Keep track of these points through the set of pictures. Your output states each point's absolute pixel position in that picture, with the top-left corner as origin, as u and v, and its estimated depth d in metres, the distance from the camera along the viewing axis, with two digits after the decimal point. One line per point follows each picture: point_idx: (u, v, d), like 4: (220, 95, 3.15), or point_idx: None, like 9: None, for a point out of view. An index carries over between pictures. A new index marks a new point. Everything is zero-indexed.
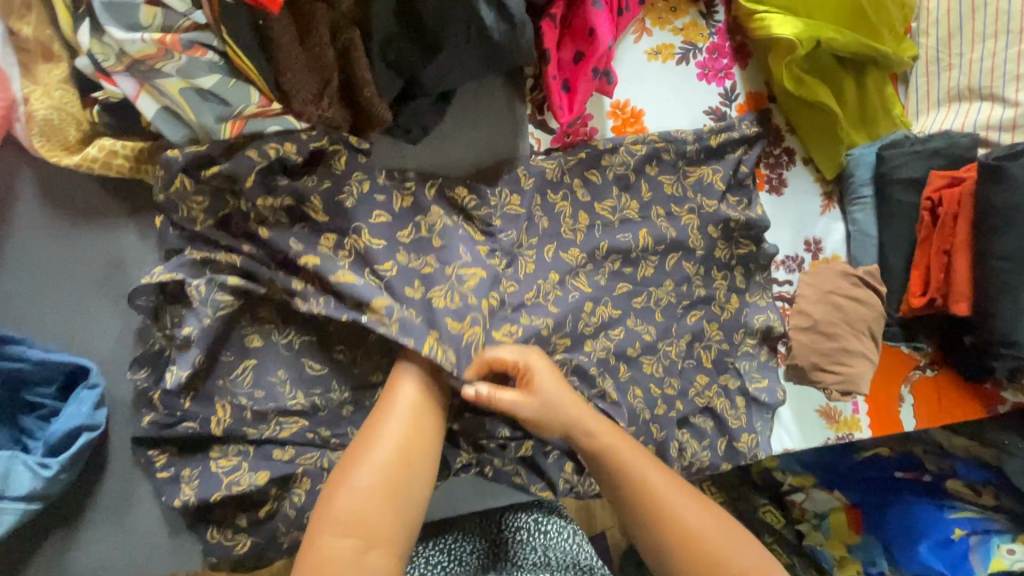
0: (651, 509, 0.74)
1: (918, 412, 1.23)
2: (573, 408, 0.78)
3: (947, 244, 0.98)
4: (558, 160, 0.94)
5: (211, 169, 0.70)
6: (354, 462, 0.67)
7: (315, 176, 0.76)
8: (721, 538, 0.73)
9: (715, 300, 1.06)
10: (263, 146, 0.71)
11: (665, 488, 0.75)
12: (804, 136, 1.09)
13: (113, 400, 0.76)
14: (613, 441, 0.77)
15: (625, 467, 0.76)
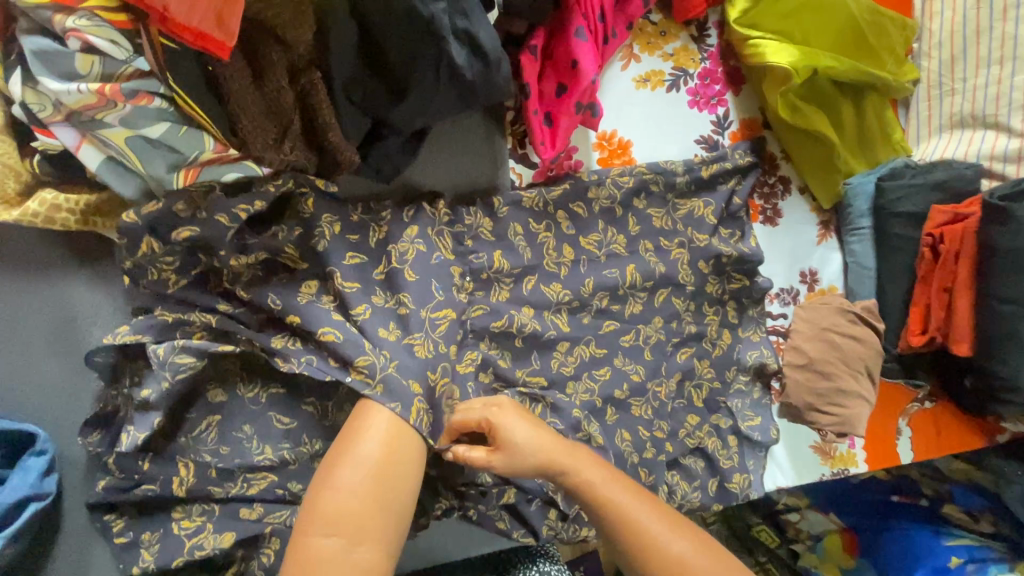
0: (637, 543, 0.68)
1: (917, 445, 1.19)
2: (546, 452, 0.70)
3: (948, 282, 0.95)
4: (539, 191, 0.89)
5: (183, 233, 0.66)
6: (339, 457, 0.65)
7: (287, 225, 0.73)
8: (712, 569, 0.67)
9: (706, 336, 1.02)
10: (231, 209, 0.68)
11: (652, 520, 0.69)
12: (798, 165, 1.04)
13: (67, 463, 0.72)
14: (596, 473, 0.71)
15: (610, 496, 0.70)
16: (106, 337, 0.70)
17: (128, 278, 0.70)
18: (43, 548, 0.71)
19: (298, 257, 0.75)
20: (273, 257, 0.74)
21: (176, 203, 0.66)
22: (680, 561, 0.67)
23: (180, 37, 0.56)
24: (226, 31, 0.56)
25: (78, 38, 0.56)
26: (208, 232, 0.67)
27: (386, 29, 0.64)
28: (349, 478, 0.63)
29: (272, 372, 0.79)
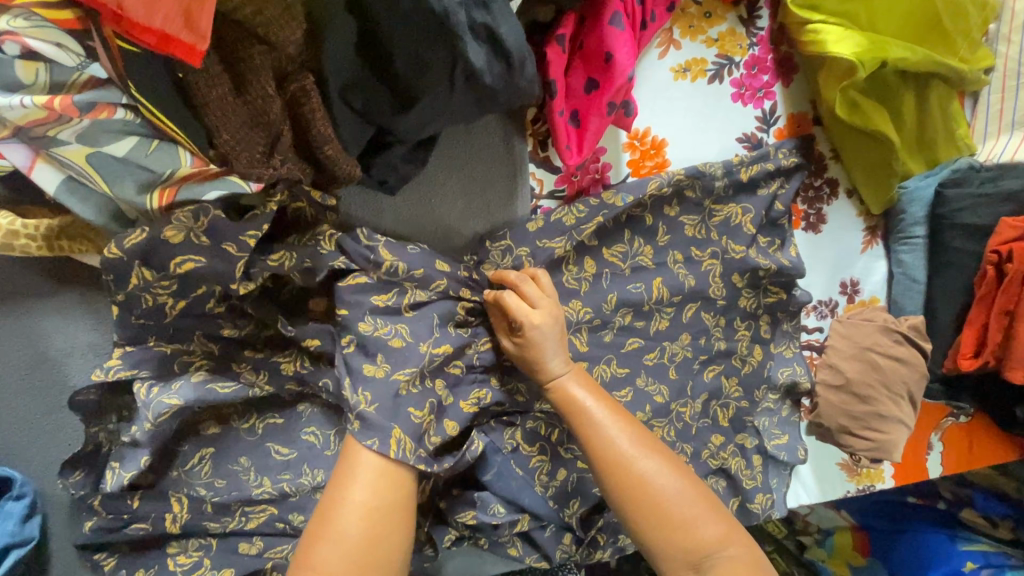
0: (604, 459, 0.68)
1: (947, 460, 1.13)
2: (561, 361, 0.72)
3: (1010, 305, 0.85)
4: (568, 235, 0.79)
5: (184, 266, 0.58)
6: (318, 535, 0.58)
7: (293, 254, 0.65)
8: (683, 500, 0.67)
9: (736, 353, 0.94)
10: (239, 236, 0.59)
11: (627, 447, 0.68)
12: (849, 166, 0.94)
13: (50, 501, 0.67)
14: (580, 396, 0.71)
15: (585, 416, 0.70)
16: (95, 373, 0.64)
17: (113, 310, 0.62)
18: None
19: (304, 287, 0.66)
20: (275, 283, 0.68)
21: (165, 229, 0.57)
22: (648, 485, 0.67)
23: (142, 41, 0.46)
24: (195, 31, 0.46)
25: (16, 42, 0.47)
26: (212, 262, 0.59)
27: (393, 28, 0.54)
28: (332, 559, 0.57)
29: (272, 401, 0.73)
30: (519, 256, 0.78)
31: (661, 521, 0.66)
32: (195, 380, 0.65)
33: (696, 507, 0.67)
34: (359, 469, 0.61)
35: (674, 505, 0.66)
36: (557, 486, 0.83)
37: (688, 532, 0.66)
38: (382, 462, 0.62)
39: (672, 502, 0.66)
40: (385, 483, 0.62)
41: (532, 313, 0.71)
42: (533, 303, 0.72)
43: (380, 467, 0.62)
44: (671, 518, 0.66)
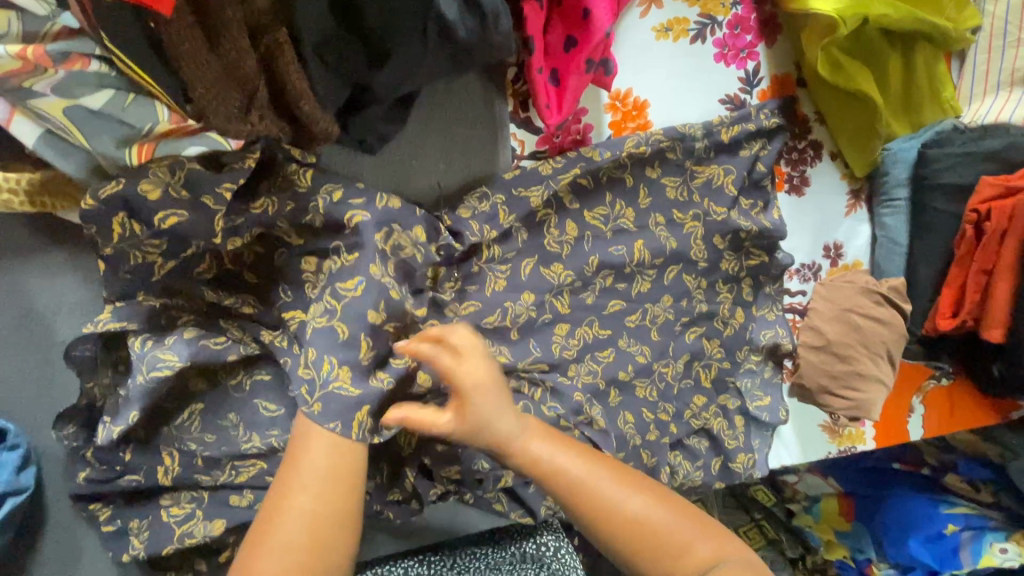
0: (590, 508, 0.64)
1: (928, 422, 1.16)
2: (517, 418, 0.66)
3: (989, 264, 0.85)
4: (545, 183, 0.80)
5: (168, 220, 0.61)
6: (256, 545, 0.57)
7: (277, 199, 0.67)
8: (678, 522, 0.65)
9: (718, 315, 0.95)
10: (215, 188, 0.62)
11: (611, 490, 0.65)
12: (834, 128, 0.94)
13: (45, 454, 0.69)
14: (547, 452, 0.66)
15: (557, 472, 0.65)
16: (87, 325, 0.65)
17: (103, 264, 0.64)
18: (30, 535, 0.70)
19: (296, 236, 0.71)
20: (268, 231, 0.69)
21: (139, 180, 0.59)
22: (637, 522, 0.64)
23: None
24: None
25: None
26: (192, 216, 0.62)
27: None
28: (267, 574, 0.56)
29: (259, 360, 0.75)
30: (494, 203, 0.78)
31: (659, 549, 0.63)
32: (187, 338, 0.68)
33: (688, 525, 0.65)
34: (305, 476, 0.61)
35: (668, 530, 0.64)
36: None
37: (687, 554, 0.63)
38: (327, 468, 0.61)
39: (665, 527, 0.64)
40: (332, 491, 0.61)
41: (463, 365, 0.63)
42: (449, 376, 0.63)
43: (326, 473, 0.61)
44: (667, 541, 0.64)
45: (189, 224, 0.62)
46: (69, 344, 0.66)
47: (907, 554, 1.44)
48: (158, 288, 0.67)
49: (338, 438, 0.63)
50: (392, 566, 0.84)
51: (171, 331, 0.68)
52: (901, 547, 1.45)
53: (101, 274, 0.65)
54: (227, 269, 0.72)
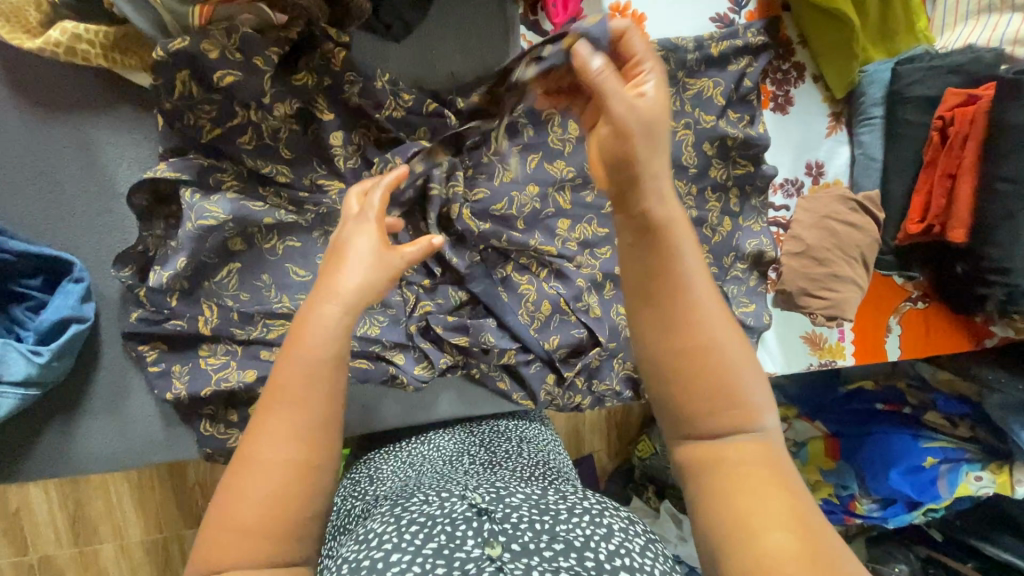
0: (663, 278, 0.42)
1: (904, 344, 1.23)
2: (661, 119, 0.43)
3: (953, 167, 0.95)
4: None
5: (225, 79, 0.69)
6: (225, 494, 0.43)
7: (315, 73, 0.77)
8: (743, 356, 0.43)
9: (707, 223, 1.03)
10: (266, 51, 0.70)
11: (694, 276, 0.43)
12: (815, 49, 1.03)
13: (103, 296, 0.78)
14: (658, 184, 0.42)
15: (648, 212, 0.42)
16: (146, 174, 0.74)
17: (161, 117, 0.74)
18: (88, 368, 0.80)
19: (326, 109, 0.78)
20: (304, 105, 0.78)
21: (202, 40, 0.67)
22: (699, 329, 0.42)
23: None
24: None
25: None
26: (247, 77, 0.70)
27: None
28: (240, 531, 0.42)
29: (291, 227, 0.83)
30: None
31: (706, 386, 0.42)
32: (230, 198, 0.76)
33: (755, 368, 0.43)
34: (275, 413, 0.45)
35: (730, 363, 0.42)
36: (541, 319, 0.93)
37: (735, 396, 0.43)
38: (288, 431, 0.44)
39: (728, 359, 0.42)
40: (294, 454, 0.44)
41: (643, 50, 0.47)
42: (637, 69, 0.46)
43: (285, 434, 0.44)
44: (723, 378, 0.42)
45: (244, 83, 0.70)
46: (128, 191, 0.75)
47: (887, 487, 1.51)
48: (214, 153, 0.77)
49: (325, 341, 0.46)
50: (399, 449, 0.94)
51: (217, 191, 0.76)
52: (882, 481, 1.52)
53: (159, 129, 0.75)
54: (264, 143, 0.77)
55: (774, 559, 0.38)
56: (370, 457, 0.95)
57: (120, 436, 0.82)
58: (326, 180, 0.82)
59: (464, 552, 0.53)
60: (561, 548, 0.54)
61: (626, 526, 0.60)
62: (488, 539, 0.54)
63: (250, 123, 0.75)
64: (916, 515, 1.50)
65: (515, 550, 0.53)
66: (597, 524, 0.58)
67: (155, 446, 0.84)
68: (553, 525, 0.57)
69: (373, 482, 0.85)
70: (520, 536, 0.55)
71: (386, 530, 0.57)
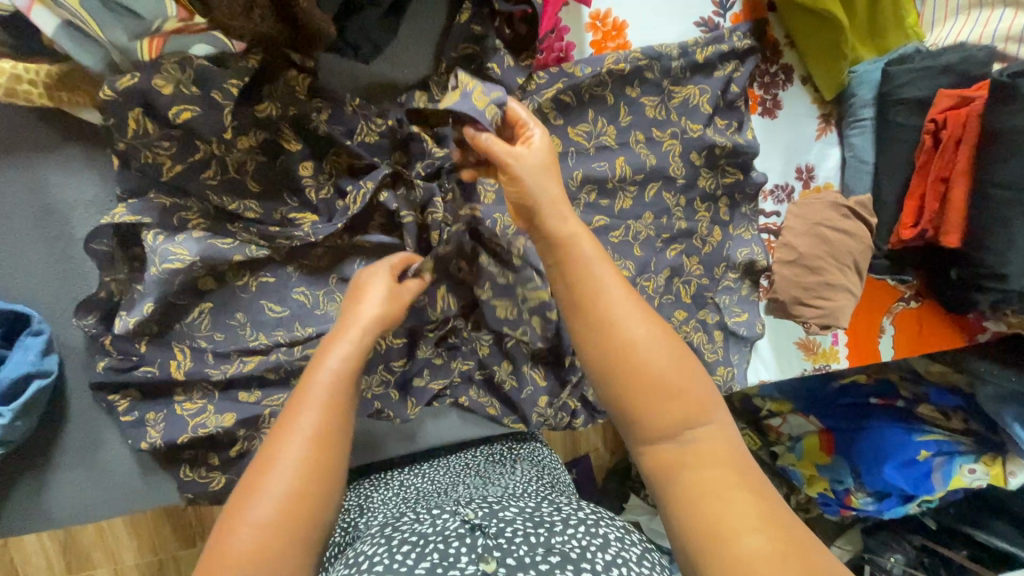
0: (597, 319, 0.57)
1: (898, 343, 1.22)
2: (553, 192, 0.64)
3: (945, 171, 0.92)
4: (530, 98, 0.85)
5: (182, 114, 0.65)
6: (246, 491, 0.52)
7: (279, 103, 0.72)
8: (676, 366, 0.56)
9: (697, 233, 1.00)
10: (223, 84, 0.66)
11: (625, 308, 0.58)
12: (803, 51, 1.00)
13: (66, 346, 0.74)
14: (579, 236, 0.62)
15: (579, 255, 0.60)
16: (104, 218, 0.70)
17: (119, 160, 0.70)
18: (56, 420, 0.76)
19: (293, 140, 0.74)
20: (270, 136, 0.74)
21: (155, 77, 0.63)
22: (636, 349, 0.56)
23: None
24: None
25: None
26: (205, 112, 0.66)
27: None
28: (252, 527, 0.50)
29: (265, 263, 0.79)
30: None
31: (645, 390, 0.55)
32: (196, 238, 0.72)
33: (687, 372, 0.56)
34: (304, 424, 0.55)
35: (665, 377, 0.56)
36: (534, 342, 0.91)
37: (677, 401, 0.55)
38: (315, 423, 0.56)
39: (661, 369, 0.56)
40: (317, 443, 0.55)
41: (520, 151, 0.66)
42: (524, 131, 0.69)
43: (314, 426, 0.56)
44: (657, 386, 0.55)
45: (202, 119, 0.66)
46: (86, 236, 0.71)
47: (882, 480, 1.52)
48: (178, 192, 0.73)
49: (345, 367, 0.60)
50: (388, 480, 0.91)
51: (182, 231, 0.72)
52: (877, 474, 1.54)
53: (115, 169, 0.70)
54: (231, 177, 0.73)
55: (747, 554, 0.48)
56: (357, 486, 0.91)
57: (97, 486, 0.79)
58: (298, 213, 0.77)
59: (458, 570, 0.50)
60: (558, 561, 0.52)
61: (623, 535, 0.58)
62: (482, 555, 0.52)
63: (215, 158, 0.71)
64: (912, 507, 1.50)
65: (510, 565, 0.51)
66: (593, 534, 0.56)
67: (134, 494, 0.81)
68: (547, 538, 0.55)
69: (362, 512, 0.81)
70: (515, 550, 0.52)
71: (376, 552, 0.55)
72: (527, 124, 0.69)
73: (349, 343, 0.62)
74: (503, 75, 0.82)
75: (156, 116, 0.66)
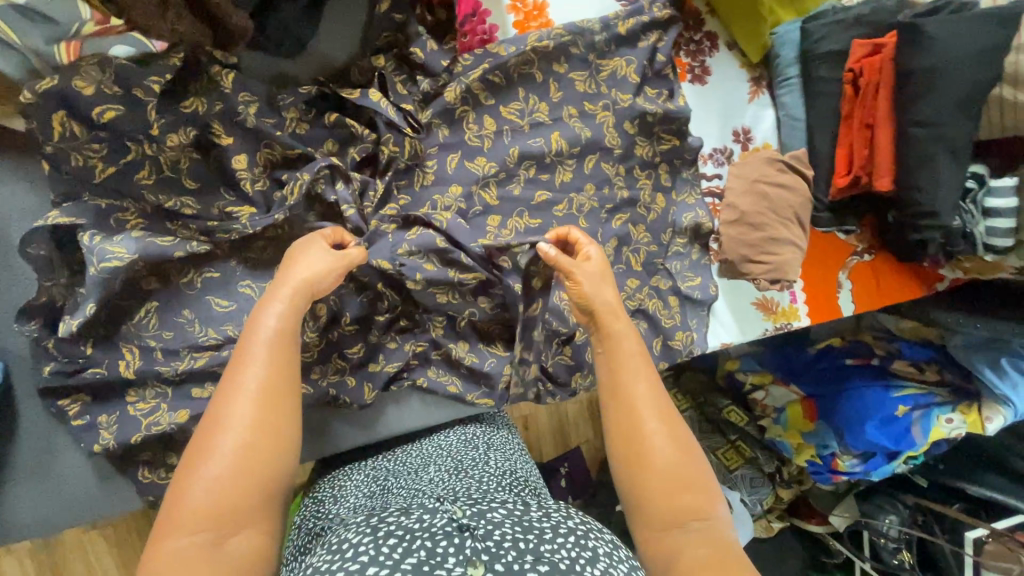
0: (624, 410, 0.71)
1: (858, 296, 1.23)
2: (609, 305, 0.78)
3: (869, 118, 0.96)
4: (457, 80, 0.87)
5: (107, 113, 0.68)
6: (199, 452, 0.57)
7: (205, 99, 0.74)
8: (683, 461, 0.68)
9: (640, 202, 1.02)
10: (145, 81, 0.69)
11: (647, 400, 0.71)
12: (724, 18, 1.05)
13: (12, 354, 0.75)
14: (627, 346, 0.75)
15: (620, 353, 0.75)
16: (38, 222, 0.71)
17: (49, 165, 0.71)
18: (8, 430, 0.77)
19: (225, 134, 0.75)
20: (201, 133, 0.75)
21: (75, 79, 0.66)
22: (650, 443, 0.68)
23: None
24: None
25: None
26: (129, 110, 0.69)
27: None
28: (206, 484, 0.55)
29: (208, 259, 0.80)
30: (411, 97, 0.86)
31: (655, 480, 0.67)
32: (134, 239, 0.73)
33: (692, 469, 0.68)
34: (248, 386, 0.59)
35: (671, 470, 0.67)
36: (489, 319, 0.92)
37: (679, 489, 0.66)
38: (262, 381, 0.60)
39: (671, 466, 0.67)
40: (264, 400, 0.60)
41: (582, 268, 0.80)
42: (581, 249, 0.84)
43: (261, 384, 0.60)
44: (666, 479, 0.67)
45: (127, 117, 0.69)
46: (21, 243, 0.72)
47: (865, 440, 1.50)
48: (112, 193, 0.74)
49: (284, 325, 0.64)
50: (365, 465, 0.92)
51: (120, 231, 0.73)
52: (859, 434, 1.51)
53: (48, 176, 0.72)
54: (166, 177, 0.75)
55: None
56: (333, 475, 0.92)
57: (53, 495, 0.79)
58: (236, 207, 0.79)
59: (445, 572, 0.49)
60: (546, 571, 0.51)
61: (612, 549, 0.58)
62: (470, 558, 0.50)
63: (146, 157, 0.73)
64: (897, 465, 1.50)
65: (499, 571, 0.50)
66: (582, 546, 0.56)
67: (93, 502, 0.81)
68: (537, 545, 0.54)
69: (338, 500, 0.82)
70: (503, 555, 0.51)
71: (361, 540, 0.54)
72: (583, 244, 0.83)
73: (280, 305, 0.65)
74: (427, 59, 0.85)
75: (82, 119, 0.69)
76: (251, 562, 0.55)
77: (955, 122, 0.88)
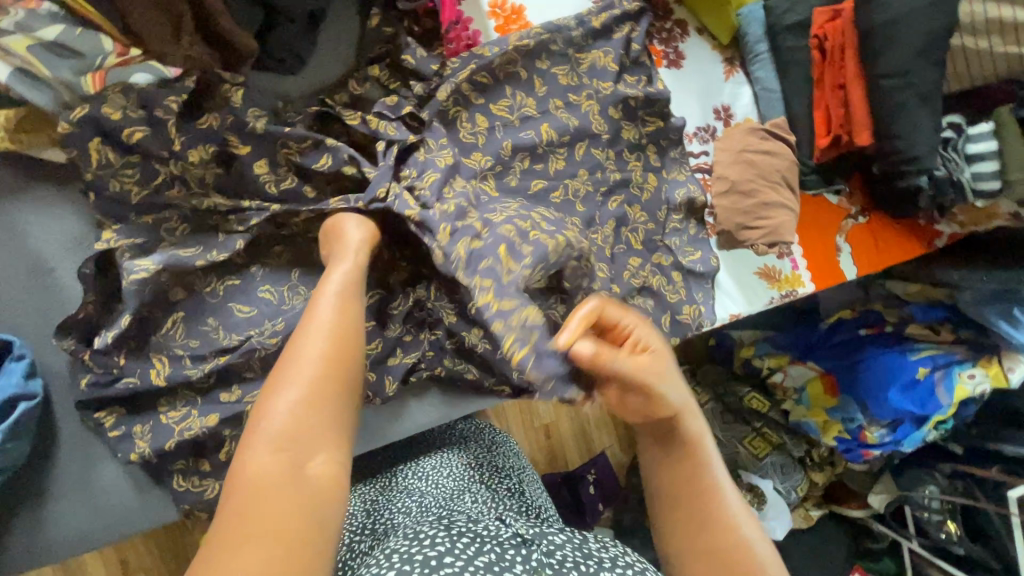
0: (678, 463, 0.67)
1: (858, 259, 1.25)
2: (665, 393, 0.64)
3: (840, 79, 1.03)
4: (447, 81, 0.92)
5: (133, 135, 0.74)
6: (278, 380, 0.56)
7: (217, 115, 0.79)
8: (736, 526, 0.63)
9: (633, 182, 1.05)
10: (163, 101, 0.75)
11: (701, 464, 0.66)
12: (691, 4, 1.11)
13: (50, 372, 0.80)
14: (689, 415, 0.66)
15: (679, 429, 0.66)
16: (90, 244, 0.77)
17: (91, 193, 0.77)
18: (49, 448, 0.80)
19: (241, 145, 0.80)
20: (220, 148, 0.80)
21: (103, 106, 0.73)
22: (700, 496, 0.65)
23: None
24: None
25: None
26: (152, 130, 0.75)
27: None
28: (288, 407, 0.54)
29: (229, 268, 0.84)
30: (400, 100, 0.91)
31: (698, 536, 0.64)
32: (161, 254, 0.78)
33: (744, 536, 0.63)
34: (321, 323, 0.61)
35: (722, 534, 0.63)
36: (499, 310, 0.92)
37: (726, 548, 0.62)
38: (335, 317, 0.62)
39: (722, 531, 0.63)
40: (340, 334, 0.61)
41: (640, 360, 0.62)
42: (630, 335, 0.65)
43: (334, 321, 0.62)
44: (713, 541, 0.63)
45: (151, 137, 0.75)
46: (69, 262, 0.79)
47: (890, 407, 1.49)
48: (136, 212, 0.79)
49: (349, 278, 0.69)
50: (396, 475, 0.95)
51: (150, 249, 0.78)
52: (883, 401, 1.49)
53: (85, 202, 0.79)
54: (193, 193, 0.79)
55: None
56: (362, 491, 0.94)
57: (93, 509, 0.81)
58: None
59: None
60: None
61: None
62: None
63: (175, 177, 0.78)
64: (927, 430, 1.47)
65: None
66: None
67: (131, 514, 0.83)
68: (597, 571, 0.63)
69: (370, 514, 0.85)
70: None
71: (438, 534, 0.62)
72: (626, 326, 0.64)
73: (347, 263, 0.71)
74: (418, 64, 0.92)
75: (111, 144, 0.75)
76: (331, 485, 0.52)
77: (920, 69, 0.94)
